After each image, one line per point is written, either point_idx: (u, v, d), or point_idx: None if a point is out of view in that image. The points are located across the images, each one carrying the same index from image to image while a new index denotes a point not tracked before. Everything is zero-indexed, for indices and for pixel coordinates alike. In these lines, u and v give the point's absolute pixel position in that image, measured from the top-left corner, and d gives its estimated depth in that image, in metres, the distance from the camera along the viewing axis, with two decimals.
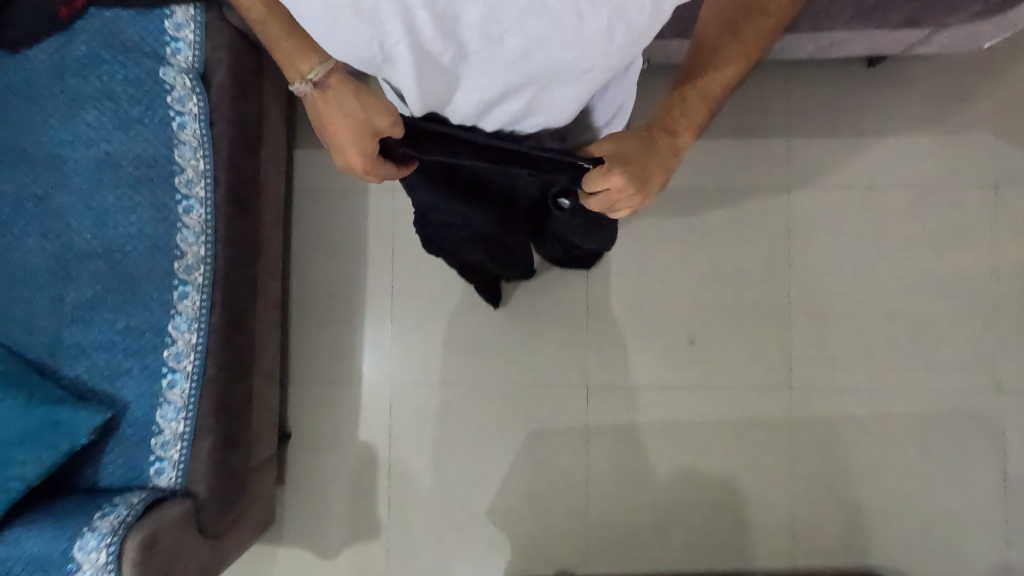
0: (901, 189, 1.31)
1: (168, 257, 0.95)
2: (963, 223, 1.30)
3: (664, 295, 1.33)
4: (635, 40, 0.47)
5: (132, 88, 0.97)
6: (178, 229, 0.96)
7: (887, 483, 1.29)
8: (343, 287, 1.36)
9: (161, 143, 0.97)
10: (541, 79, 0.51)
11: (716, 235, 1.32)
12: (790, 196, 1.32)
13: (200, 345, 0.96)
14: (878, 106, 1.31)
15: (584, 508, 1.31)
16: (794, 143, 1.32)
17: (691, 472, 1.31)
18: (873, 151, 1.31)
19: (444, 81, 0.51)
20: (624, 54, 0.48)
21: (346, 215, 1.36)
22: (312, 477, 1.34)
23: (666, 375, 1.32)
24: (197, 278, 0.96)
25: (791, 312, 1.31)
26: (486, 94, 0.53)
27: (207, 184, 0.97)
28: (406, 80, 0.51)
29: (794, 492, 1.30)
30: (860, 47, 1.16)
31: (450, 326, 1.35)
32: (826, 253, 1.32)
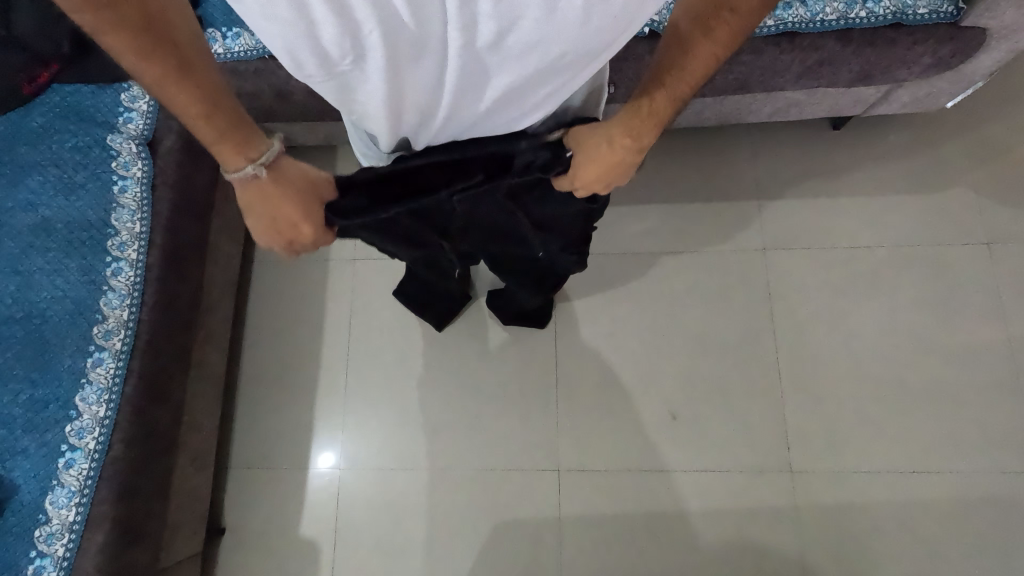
0: (885, 249, 1.23)
1: (88, 321, 0.89)
2: (958, 281, 1.21)
3: (639, 365, 1.22)
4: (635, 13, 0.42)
5: (79, 155, 0.97)
6: (102, 292, 0.91)
7: None
8: (296, 361, 1.27)
9: (99, 206, 0.95)
10: (533, 65, 0.45)
11: (692, 299, 1.24)
12: (767, 257, 1.25)
13: (106, 419, 0.86)
14: (848, 167, 1.27)
15: None
16: (767, 204, 1.27)
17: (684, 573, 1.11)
18: (849, 209, 1.26)
19: (428, 75, 0.45)
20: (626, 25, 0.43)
21: (305, 285, 1.31)
22: None
23: (647, 455, 1.17)
24: (115, 343, 0.89)
25: (783, 383, 1.19)
26: (454, 90, 0.47)
27: (140, 246, 0.94)
28: (376, 80, 0.45)
29: None
30: (820, 107, 1.14)
31: (407, 402, 1.24)
32: (814, 317, 1.22)
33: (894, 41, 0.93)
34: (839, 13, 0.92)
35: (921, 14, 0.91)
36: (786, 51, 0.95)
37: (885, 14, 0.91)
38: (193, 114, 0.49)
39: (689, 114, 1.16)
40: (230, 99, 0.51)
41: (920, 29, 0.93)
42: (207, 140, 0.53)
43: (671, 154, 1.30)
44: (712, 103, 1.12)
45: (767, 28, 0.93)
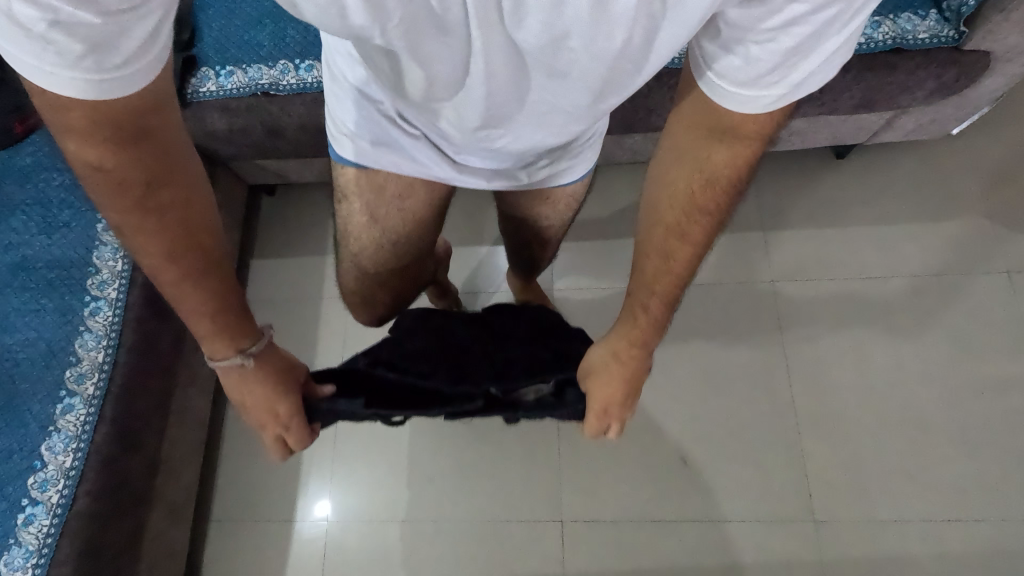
0: (900, 280, 1.18)
1: (61, 365, 0.85)
2: (978, 313, 1.15)
3: (645, 405, 1.15)
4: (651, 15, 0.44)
5: (64, 194, 0.96)
6: (78, 333, 0.87)
7: None
8: None
9: (81, 244, 0.92)
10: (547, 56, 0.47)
11: (699, 334, 1.18)
12: (775, 289, 1.19)
13: (72, 470, 0.81)
14: (854, 196, 1.24)
15: None
16: (773, 235, 1.23)
17: None
18: (858, 239, 1.21)
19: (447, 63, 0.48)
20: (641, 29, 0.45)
21: (297, 324, 1.27)
22: None
23: (657, 503, 1.08)
24: (88, 387, 0.85)
25: (800, 423, 1.11)
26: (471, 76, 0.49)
27: (121, 284, 0.91)
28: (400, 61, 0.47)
29: None
30: (822, 135, 1.12)
31: (400, 448, 1.17)
32: (828, 352, 1.15)
33: (896, 66, 0.91)
34: None
35: (922, 39, 0.89)
36: None
37: (884, 39, 0.89)
38: (194, 307, 0.55)
39: None
40: (237, 299, 0.58)
41: (921, 53, 0.91)
42: (202, 333, 0.57)
43: None
44: None
45: None
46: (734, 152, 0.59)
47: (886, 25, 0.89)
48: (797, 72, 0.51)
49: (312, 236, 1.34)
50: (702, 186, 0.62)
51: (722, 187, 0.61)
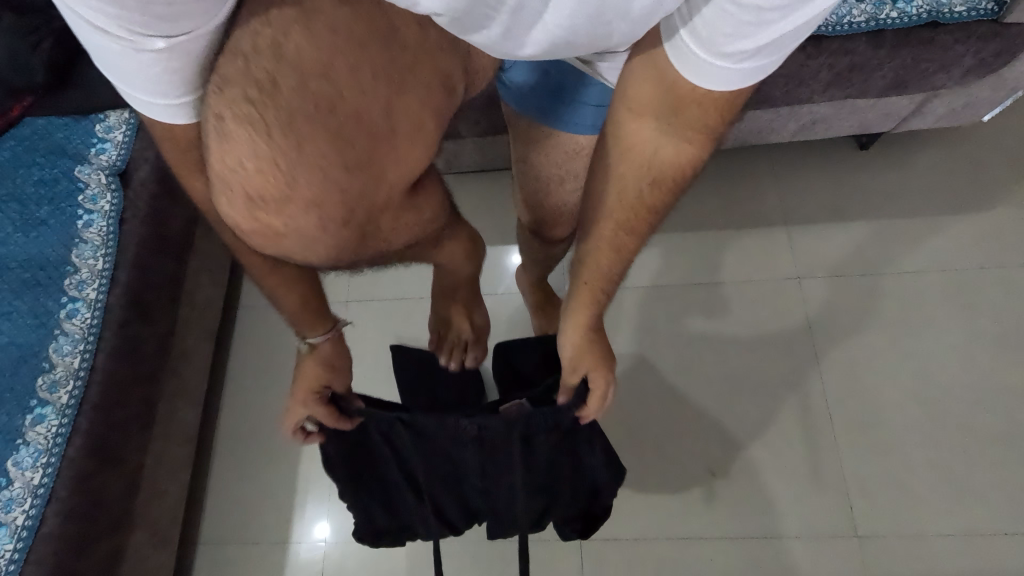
0: (934, 275, 1.11)
1: (33, 371, 0.77)
2: (1021, 308, 1.07)
3: (668, 412, 1.06)
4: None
5: (44, 189, 0.89)
6: (53, 337, 0.80)
7: None
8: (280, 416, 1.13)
9: (59, 241, 0.85)
10: None
11: (722, 335, 1.10)
12: (802, 285, 1.12)
13: (41, 487, 0.73)
14: (881, 187, 1.17)
15: None
16: (796, 230, 1.16)
17: None
18: (888, 233, 1.14)
19: None
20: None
21: (293, 331, 1.20)
22: None
23: (684, 519, 1.00)
24: (62, 396, 0.77)
25: (835, 429, 1.03)
26: None
27: (101, 284, 0.84)
28: None
29: None
30: (849, 122, 1.06)
31: None
32: (862, 352, 1.08)
33: (932, 41, 0.86)
34: (868, 14, 0.85)
35: (959, 12, 0.84)
36: (813, 57, 0.87)
37: (919, 12, 0.84)
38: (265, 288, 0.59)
39: None
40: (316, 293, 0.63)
41: (959, 27, 0.85)
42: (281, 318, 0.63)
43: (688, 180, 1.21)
44: None
45: None
46: (679, 149, 0.59)
47: None
48: (746, 45, 0.46)
49: None
50: (649, 188, 0.61)
51: (668, 186, 0.61)
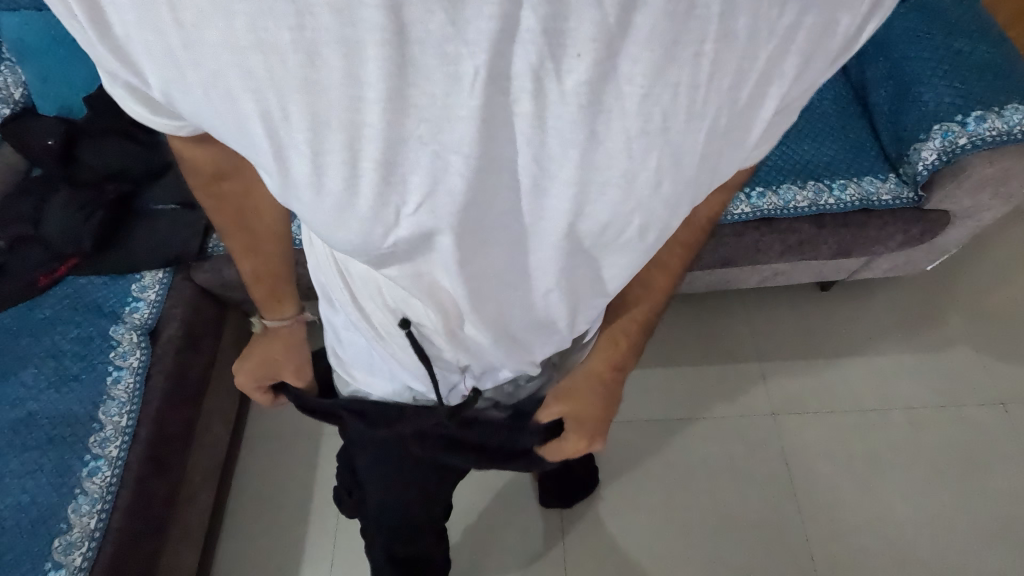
0: (898, 413, 1.19)
1: (51, 532, 0.82)
2: (982, 447, 1.15)
3: (657, 551, 1.09)
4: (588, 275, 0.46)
5: (80, 346, 0.98)
6: (73, 496, 0.85)
7: None
8: (277, 552, 1.15)
9: (90, 398, 0.93)
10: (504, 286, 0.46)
11: (706, 471, 1.16)
12: (777, 422, 1.19)
13: None
14: (842, 327, 1.28)
15: None
16: (769, 367, 1.25)
17: None
18: (852, 370, 1.23)
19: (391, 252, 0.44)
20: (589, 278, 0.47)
21: (294, 464, 1.24)
22: None
23: None
24: (76, 557, 0.81)
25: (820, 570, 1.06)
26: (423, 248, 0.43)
27: (123, 441, 0.90)
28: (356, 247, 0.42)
29: None
30: (806, 275, 1.18)
31: None
32: (838, 490, 1.13)
33: (865, 224, 1.00)
34: (809, 200, 1.00)
35: (886, 200, 0.99)
36: (766, 234, 1.01)
37: (852, 200, 0.99)
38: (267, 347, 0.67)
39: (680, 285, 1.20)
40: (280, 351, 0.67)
41: (888, 212, 0.99)
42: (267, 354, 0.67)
43: (666, 317, 1.31)
44: (701, 275, 1.16)
45: (745, 215, 1.00)
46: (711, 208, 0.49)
47: (852, 187, 1.00)
48: None
49: None
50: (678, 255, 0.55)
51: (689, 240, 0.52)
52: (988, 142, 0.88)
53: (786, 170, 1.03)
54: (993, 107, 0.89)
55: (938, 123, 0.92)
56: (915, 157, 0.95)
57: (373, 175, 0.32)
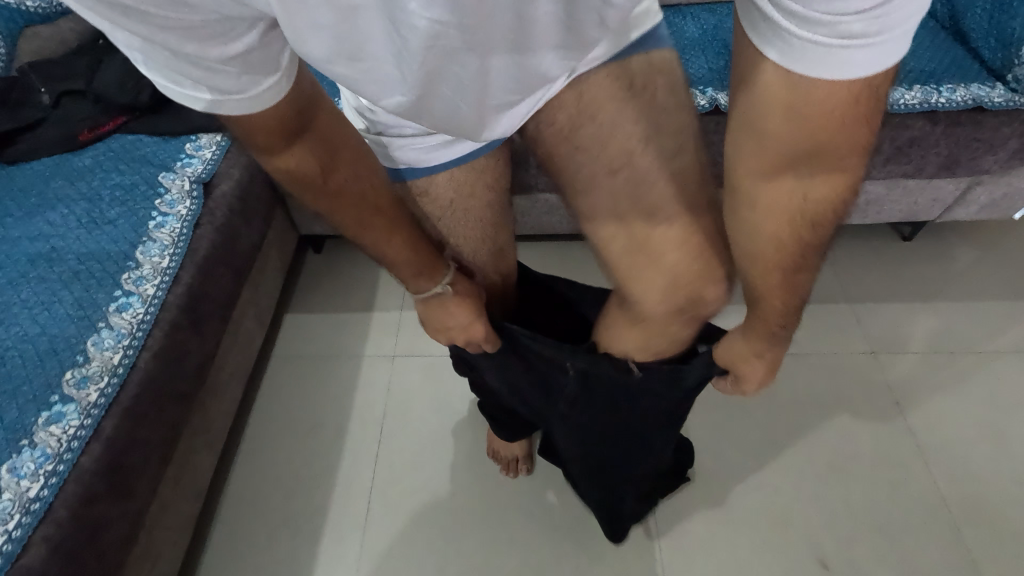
0: (1010, 354, 1.07)
1: (63, 364, 0.66)
2: None
3: (759, 491, 0.94)
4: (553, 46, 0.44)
5: (120, 192, 0.86)
6: (96, 330, 0.70)
7: None
8: (305, 480, 0.96)
9: (127, 239, 0.80)
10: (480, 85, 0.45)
11: (804, 408, 1.02)
12: (878, 359, 1.08)
13: (36, 503, 0.57)
14: (932, 271, 1.19)
15: None
16: (861, 308, 1.15)
17: None
18: (951, 312, 1.13)
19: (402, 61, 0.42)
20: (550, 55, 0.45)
21: (330, 386, 1.07)
22: None
23: None
24: (91, 393, 0.64)
25: (956, 522, 0.90)
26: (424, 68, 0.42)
27: (162, 282, 0.76)
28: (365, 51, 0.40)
29: None
30: (900, 205, 1.12)
31: (451, 541, 0.90)
32: (962, 437, 0.98)
33: (980, 123, 0.95)
34: (920, 98, 0.95)
35: (998, 101, 0.94)
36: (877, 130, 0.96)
37: (964, 99, 0.94)
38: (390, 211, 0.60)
39: None
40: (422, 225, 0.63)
41: (1003, 114, 0.95)
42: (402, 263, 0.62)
43: None
44: None
45: None
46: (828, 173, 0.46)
47: (961, 90, 0.96)
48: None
49: (356, 293, 1.21)
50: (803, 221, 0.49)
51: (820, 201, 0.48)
52: None
53: None
54: None
55: None
56: (1020, 57, 0.95)
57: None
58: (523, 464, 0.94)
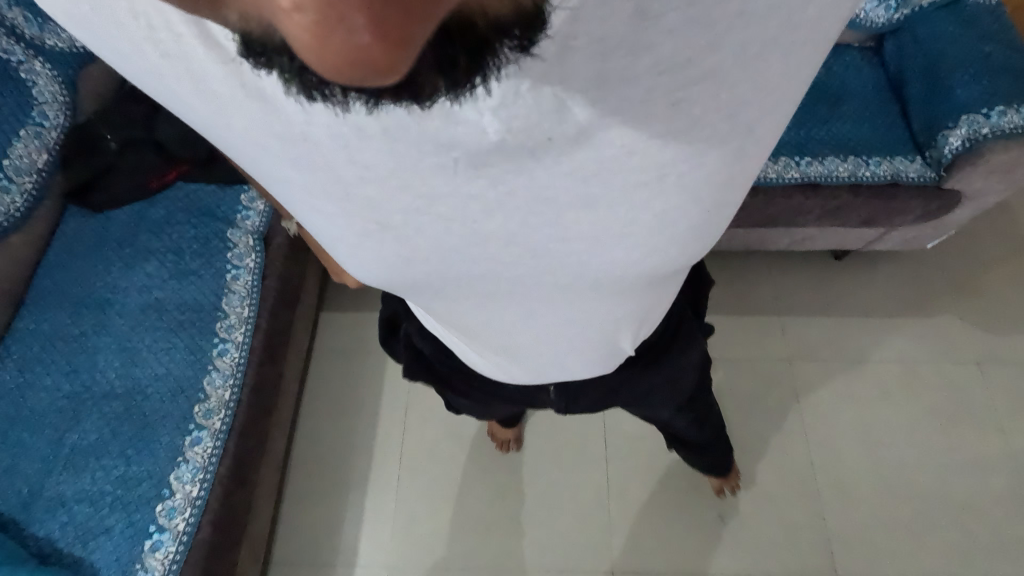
0: (893, 364, 1.38)
1: (190, 399, 0.93)
2: (961, 396, 1.34)
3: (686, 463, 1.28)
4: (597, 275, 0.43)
5: (197, 245, 1.07)
6: (207, 371, 0.96)
7: None
8: (352, 451, 1.29)
9: (212, 291, 1.03)
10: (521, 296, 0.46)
11: (727, 404, 1.34)
12: (791, 365, 1.38)
13: (199, 499, 0.87)
14: (851, 290, 1.46)
15: None
16: (787, 320, 1.43)
17: None
18: (857, 326, 1.42)
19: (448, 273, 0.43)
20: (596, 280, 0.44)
21: (363, 377, 1.37)
22: None
23: (707, 554, 1.20)
24: (215, 422, 0.92)
25: (823, 492, 1.25)
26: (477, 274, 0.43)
27: (246, 329, 1.01)
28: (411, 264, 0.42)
29: None
30: (830, 241, 1.36)
31: (461, 497, 1.25)
32: (840, 428, 1.32)
33: (894, 196, 1.16)
34: (850, 171, 1.16)
35: (912, 177, 1.15)
36: (810, 198, 1.17)
37: (884, 174, 1.15)
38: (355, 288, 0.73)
39: (722, 242, 1.36)
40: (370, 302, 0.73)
41: (913, 188, 1.16)
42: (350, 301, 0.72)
43: None
44: (742, 234, 1.32)
45: (794, 178, 1.16)
46: None
47: (885, 164, 1.16)
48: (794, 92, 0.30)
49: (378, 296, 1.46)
50: None
51: None
52: (1006, 132, 1.05)
53: (830, 144, 1.18)
54: (1014, 104, 1.05)
55: (964, 114, 1.09)
56: (942, 141, 1.12)
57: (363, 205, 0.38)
58: (513, 443, 1.28)
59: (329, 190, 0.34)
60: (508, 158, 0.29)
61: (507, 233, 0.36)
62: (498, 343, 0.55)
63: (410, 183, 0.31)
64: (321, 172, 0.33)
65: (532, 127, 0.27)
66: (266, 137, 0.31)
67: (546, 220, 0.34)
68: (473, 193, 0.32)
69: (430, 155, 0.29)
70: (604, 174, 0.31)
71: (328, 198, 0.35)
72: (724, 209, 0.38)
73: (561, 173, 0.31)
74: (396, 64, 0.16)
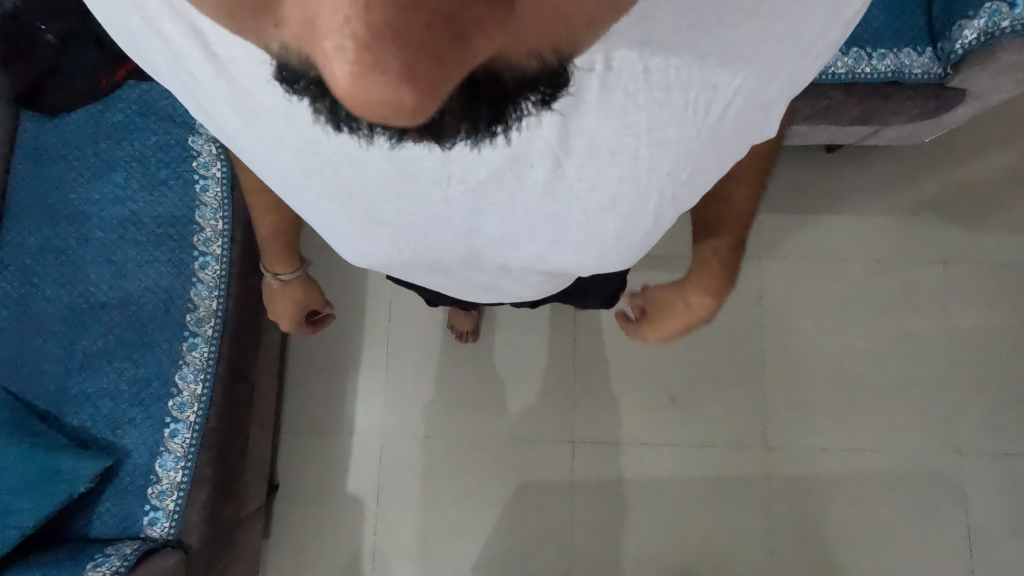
0: (860, 262, 1.41)
1: (181, 309, 1.01)
2: (918, 294, 1.40)
3: (646, 352, 1.41)
4: (572, 242, 0.50)
5: (162, 153, 1.06)
6: (193, 283, 1.02)
7: (858, 530, 1.34)
8: (342, 340, 1.42)
9: (184, 203, 1.04)
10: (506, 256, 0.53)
11: None
12: (759, 263, 1.42)
13: (204, 395, 1.00)
14: (832, 187, 1.44)
15: (572, 551, 1.34)
16: (764, 218, 1.43)
17: (665, 518, 1.35)
18: (831, 225, 1.43)
19: (444, 231, 0.50)
20: (569, 242, 0.50)
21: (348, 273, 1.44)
22: (299, 516, 1.35)
23: (652, 425, 1.38)
24: (207, 329, 1.01)
25: (766, 377, 1.39)
26: (464, 236, 0.50)
27: (224, 241, 1.05)
28: (410, 223, 0.50)
29: (770, 538, 1.34)
30: (820, 136, 1.29)
31: (442, 379, 1.40)
32: (796, 321, 1.40)
33: (889, 95, 1.08)
34: (848, 67, 1.05)
35: (915, 74, 1.06)
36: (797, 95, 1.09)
37: (885, 71, 1.05)
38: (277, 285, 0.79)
39: None
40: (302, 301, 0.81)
41: (914, 86, 1.07)
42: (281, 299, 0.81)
43: None
44: None
45: None
46: None
47: (890, 58, 1.06)
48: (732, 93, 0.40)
49: None
50: None
51: None
52: None
53: None
54: None
55: (988, 2, 0.98)
56: (956, 33, 1.01)
57: (353, 169, 0.43)
58: (471, 334, 1.38)
59: (335, 193, 0.48)
60: (483, 175, 0.42)
61: (468, 229, 0.49)
62: (480, 288, 0.63)
63: (403, 191, 0.45)
64: (317, 151, 0.43)
65: (510, 162, 0.40)
66: (293, 144, 0.43)
67: (511, 218, 0.47)
68: (456, 202, 0.45)
69: (428, 171, 0.41)
70: (551, 187, 0.43)
71: (332, 194, 0.48)
72: (666, 205, 0.47)
73: (519, 190, 0.43)
74: (416, 102, 0.28)
